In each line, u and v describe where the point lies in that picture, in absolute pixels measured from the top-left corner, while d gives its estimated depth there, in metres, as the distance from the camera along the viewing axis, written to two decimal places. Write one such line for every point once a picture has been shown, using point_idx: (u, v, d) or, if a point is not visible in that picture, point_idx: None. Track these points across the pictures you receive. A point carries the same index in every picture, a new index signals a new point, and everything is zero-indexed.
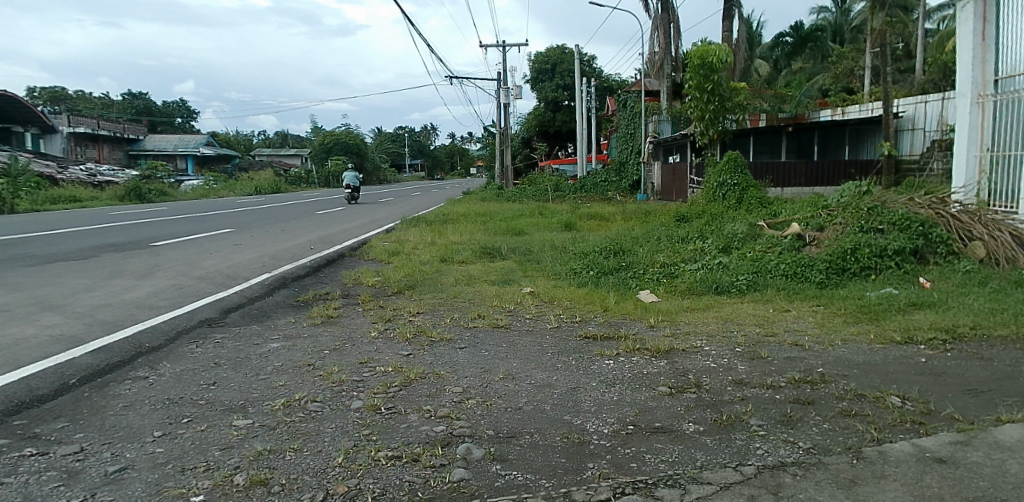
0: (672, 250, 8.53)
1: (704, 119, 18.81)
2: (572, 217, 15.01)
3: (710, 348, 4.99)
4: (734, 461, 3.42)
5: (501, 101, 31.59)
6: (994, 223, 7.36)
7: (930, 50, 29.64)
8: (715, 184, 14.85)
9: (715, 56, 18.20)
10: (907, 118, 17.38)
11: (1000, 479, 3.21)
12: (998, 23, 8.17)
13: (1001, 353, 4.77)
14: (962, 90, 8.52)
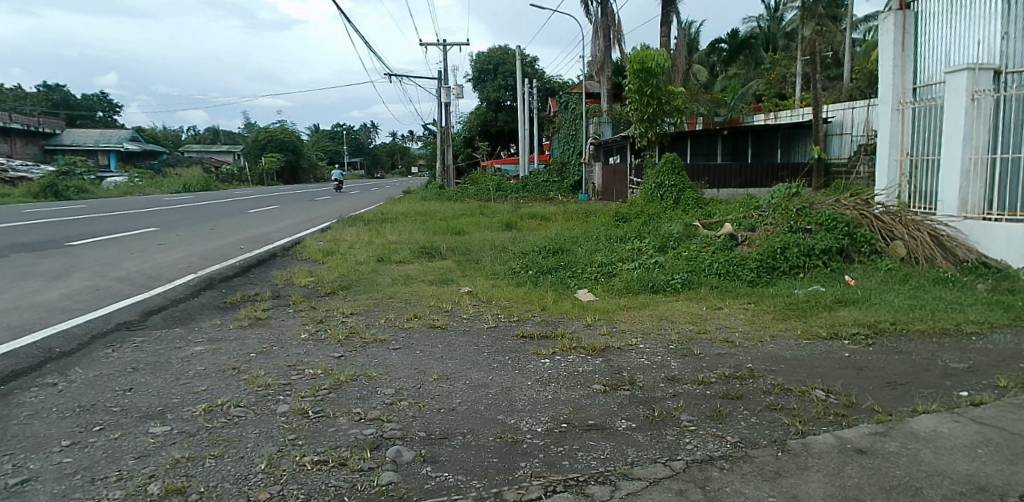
0: (610, 249, 8.64)
1: (643, 121, 19.13)
2: (513, 217, 15.05)
3: (644, 345, 5.07)
4: (664, 456, 3.47)
5: (442, 100, 31.43)
6: (913, 222, 7.68)
7: (857, 60, 31.06)
8: (653, 185, 15.16)
9: (653, 61, 18.29)
10: (835, 123, 18.12)
11: (914, 468, 3.35)
12: (916, 35, 8.55)
13: (917, 347, 5.02)
14: (884, 97, 8.81)
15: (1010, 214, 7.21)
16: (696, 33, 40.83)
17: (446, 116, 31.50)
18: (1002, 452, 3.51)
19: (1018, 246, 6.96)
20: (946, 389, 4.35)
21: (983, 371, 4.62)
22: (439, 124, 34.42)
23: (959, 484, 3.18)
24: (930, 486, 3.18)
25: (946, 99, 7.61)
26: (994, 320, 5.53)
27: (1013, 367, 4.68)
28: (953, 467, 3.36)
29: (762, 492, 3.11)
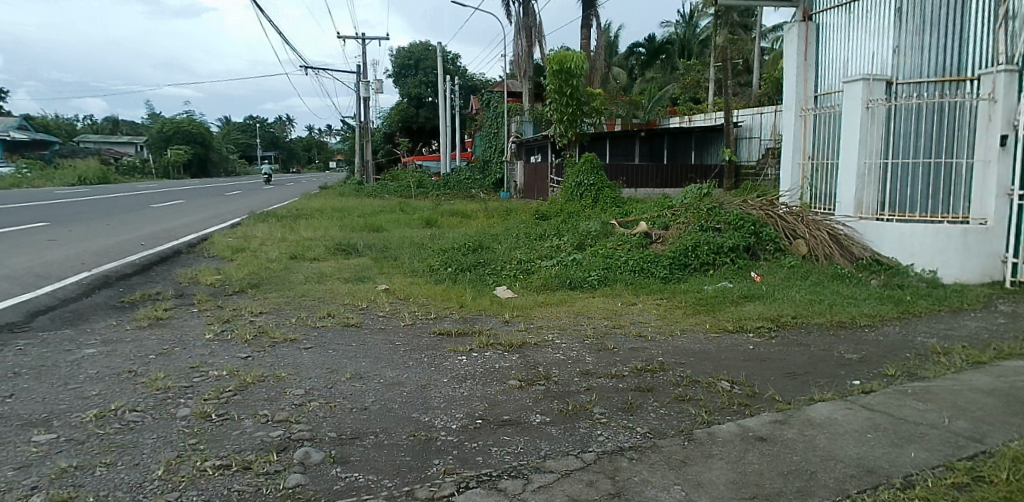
0: (530, 247, 8.76)
1: (562, 121, 19.53)
2: (432, 214, 14.96)
3: (560, 341, 5.15)
4: (576, 448, 3.54)
5: (361, 95, 30.84)
6: (813, 222, 8.17)
7: (765, 67, 32.69)
8: (573, 184, 15.43)
9: (573, 62, 19.00)
10: (745, 127, 19.14)
11: (810, 453, 3.55)
12: (817, 45, 9.10)
13: (815, 339, 5.35)
14: (788, 103, 9.35)
15: (899, 215, 7.77)
16: (616, 37, 41.87)
17: (364, 111, 30.92)
18: (888, 436, 3.78)
19: (906, 244, 7.52)
20: (840, 378, 4.65)
21: (873, 361, 4.97)
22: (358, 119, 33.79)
23: (849, 468, 3.40)
24: (823, 470, 3.38)
25: (843, 107, 8.10)
26: (883, 313, 5.95)
27: (898, 356, 5.05)
28: (844, 451, 3.59)
29: (668, 480, 3.21)
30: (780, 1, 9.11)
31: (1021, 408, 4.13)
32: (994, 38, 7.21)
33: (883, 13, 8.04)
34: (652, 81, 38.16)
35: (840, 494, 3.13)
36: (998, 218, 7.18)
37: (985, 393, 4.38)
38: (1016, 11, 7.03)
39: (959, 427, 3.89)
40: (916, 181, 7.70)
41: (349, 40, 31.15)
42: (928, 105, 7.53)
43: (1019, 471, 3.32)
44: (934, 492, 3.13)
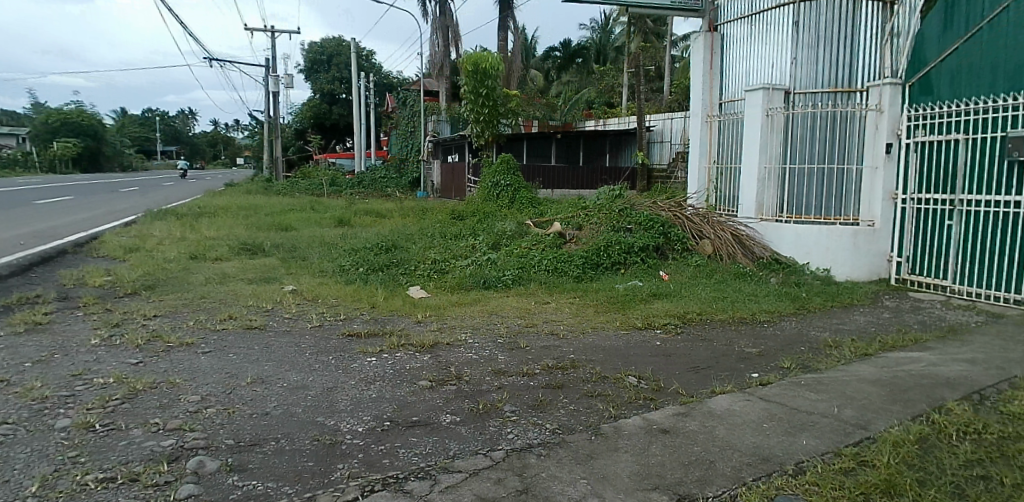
0: (444, 247, 8.77)
1: (480, 121, 19.95)
2: (344, 213, 14.66)
3: (474, 340, 5.16)
4: (485, 447, 3.55)
5: (270, 90, 29.75)
6: (718, 223, 8.62)
7: (675, 74, 33.97)
8: (490, 184, 15.51)
9: (487, 63, 19.64)
10: (656, 132, 19.78)
11: (709, 444, 3.71)
12: (721, 55, 9.53)
13: (718, 334, 5.61)
14: (694, 110, 9.75)
15: (796, 217, 8.29)
16: (533, 41, 42.44)
17: (273, 107, 29.84)
18: (783, 425, 4.00)
19: (803, 245, 8.06)
20: (740, 371, 4.89)
21: (770, 354, 5.25)
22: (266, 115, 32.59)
23: (746, 456, 3.58)
24: (722, 459, 3.54)
25: (745, 115, 8.51)
26: (781, 309, 6.32)
27: (794, 349, 5.37)
28: (742, 441, 3.78)
29: (575, 475, 3.27)
30: (686, 12, 9.51)
31: (902, 396, 4.48)
32: (880, 54, 7.92)
33: (782, 27, 8.53)
34: (568, 83, 38.80)
35: (737, 482, 3.29)
36: (883, 221, 7.69)
37: (871, 382, 4.72)
38: (900, 30, 7.79)
39: (847, 415, 4.17)
40: (811, 186, 8.24)
41: (256, 33, 29.87)
42: (822, 114, 8.05)
43: (898, 455, 3.60)
44: (822, 477, 3.35)
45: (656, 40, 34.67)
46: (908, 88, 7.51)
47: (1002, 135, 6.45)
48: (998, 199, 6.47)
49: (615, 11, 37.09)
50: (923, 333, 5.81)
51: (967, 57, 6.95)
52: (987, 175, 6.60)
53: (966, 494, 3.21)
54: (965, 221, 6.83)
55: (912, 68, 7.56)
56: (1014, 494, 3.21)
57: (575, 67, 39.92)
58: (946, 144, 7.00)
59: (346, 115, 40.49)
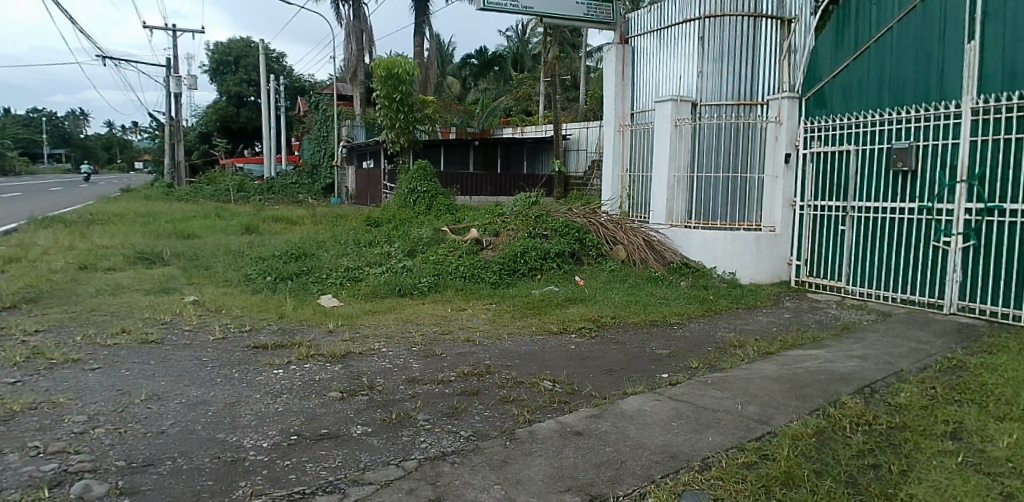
0: (358, 254, 8.63)
1: (394, 128, 19.71)
2: (252, 220, 14.13)
3: (387, 349, 5.10)
4: (397, 458, 3.50)
5: (172, 92, 28.28)
6: (631, 229, 8.90)
7: (590, 84, 34.88)
8: (406, 190, 15.37)
9: (400, 67, 19.46)
10: (574, 140, 20.39)
11: (620, 444, 3.82)
12: (633, 66, 9.88)
13: (629, 337, 5.79)
14: (608, 119, 10.05)
15: (703, 223, 8.68)
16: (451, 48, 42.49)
17: (176, 108, 28.37)
18: (690, 423, 4.17)
19: (710, 250, 8.43)
20: (651, 372, 5.06)
21: (680, 355, 5.47)
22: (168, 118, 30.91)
23: (655, 455, 3.70)
24: (632, 458, 3.65)
25: (656, 124, 8.90)
26: (690, 311, 6.59)
27: (701, 350, 5.61)
28: (651, 440, 3.90)
29: (488, 481, 3.28)
30: (599, 23, 9.78)
31: (800, 391, 4.77)
32: (780, 69, 8.48)
33: (688, 41, 8.89)
34: (486, 91, 38.97)
35: (646, 480, 3.40)
36: (783, 227, 8.17)
37: (772, 380, 4.99)
38: (797, 47, 8.40)
39: (750, 411, 4.39)
40: (717, 193, 8.66)
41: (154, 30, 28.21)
42: (726, 125, 8.52)
43: (795, 447, 3.82)
44: (726, 471, 3.50)
45: (571, 51, 35.43)
46: (805, 101, 8.09)
47: (887, 147, 7.01)
48: (885, 207, 7.03)
49: (531, 21, 37.64)
50: (820, 331, 6.20)
51: (854, 74, 7.52)
52: (874, 184, 7.14)
53: (856, 482, 3.44)
54: (856, 226, 7.36)
55: (808, 82, 8.14)
56: (899, 479, 3.47)
57: (492, 75, 40.15)
58: (839, 155, 7.55)
59: (257, 118, 38.89)
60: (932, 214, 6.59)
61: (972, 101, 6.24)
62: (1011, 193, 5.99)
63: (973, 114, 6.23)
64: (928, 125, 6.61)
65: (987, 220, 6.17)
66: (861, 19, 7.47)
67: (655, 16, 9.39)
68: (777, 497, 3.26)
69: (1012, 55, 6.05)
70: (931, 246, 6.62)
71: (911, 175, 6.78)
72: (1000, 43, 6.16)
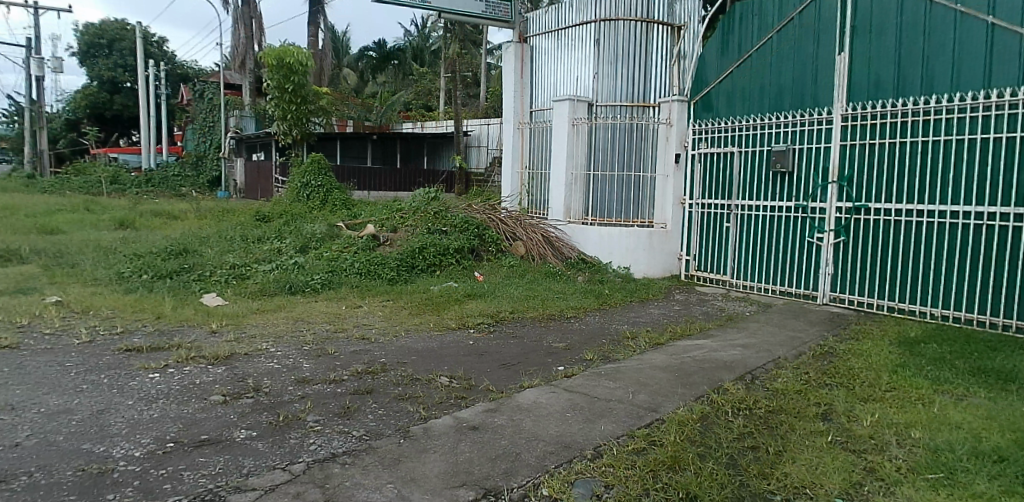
0: (245, 251, 8.28)
1: (286, 119, 18.97)
2: (126, 214, 13.17)
3: (276, 349, 4.94)
4: (284, 461, 3.37)
5: (34, 74, 25.76)
6: (530, 225, 9.08)
7: (494, 81, 35.16)
8: (299, 184, 14.95)
9: (293, 57, 18.60)
10: (475, 136, 20.66)
11: (515, 436, 3.89)
12: (531, 65, 10.04)
13: (526, 331, 5.92)
14: (507, 117, 10.14)
15: (599, 220, 9.00)
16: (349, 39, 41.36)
17: (39, 92, 25.86)
18: (584, 413, 4.31)
19: (606, 245, 8.76)
20: (548, 365, 5.17)
21: (575, 347, 5.64)
22: (29, 102, 28.11)
23: (550, 445, 3.79)
24: (527, 450, 3.72)
25: (554, 123, 9.11)
26: (587, 305, 6.82)
27: (596, 342, 5.81)
28: (546, 431, 4.00)
29: (381, 480, 3.22)
30: (497, 20, 9.84)
31: (687, 379, 5.04)
32: (670, 74, 8.87)
33: (585, 43, 9.14)
34: (385, 84, 38.33)
35: (540, 471, 3.47)
36: (673, 224, 8.60)
37: (662, 369, 5.24)
38: (685, 54, 8.82)
39: (640, 399, 4.60)
40: (613, 191, 8.99)
41: (10, 6, 25.57)
42: (620, 125, 8.86)
43: (681, 433, 4.03)
44: (617, 458, 3.65)
45: (472, 48, 35.54)
46: (693, 105, 8.54)
47: (767, 149, 7.54)
48: (765, 205, 7.57)
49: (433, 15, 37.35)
50: (705, 322, 6.59)
51: (738, 79, 8.01)
52: (756, 183, 7.66)
53: (737, 463, 3.67)
54: (740, 223, 7.88)
55: (695, 87, 8.59)
56: (775, 458, 3.73)
57: (390, 68, 39.37)
58: (724, 155, 8.04)
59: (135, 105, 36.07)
60: (806, 212, 7.17)
61: (842, 109, 6.84)
62: (873, 193, 6.61)
63: (842, 120, 6.84)
64: (803, 130, 7.19)
65: (855, 217, 6.77)
66: (744, 28, 7.94)
67: (553, 17, 9.58)
68: (664, 480, 3.41)
69: (875, 66, 6.66)
70: (806, 241, 7.20)
71: (788, 176, 7.34)
72: (865, 56, 6.76)
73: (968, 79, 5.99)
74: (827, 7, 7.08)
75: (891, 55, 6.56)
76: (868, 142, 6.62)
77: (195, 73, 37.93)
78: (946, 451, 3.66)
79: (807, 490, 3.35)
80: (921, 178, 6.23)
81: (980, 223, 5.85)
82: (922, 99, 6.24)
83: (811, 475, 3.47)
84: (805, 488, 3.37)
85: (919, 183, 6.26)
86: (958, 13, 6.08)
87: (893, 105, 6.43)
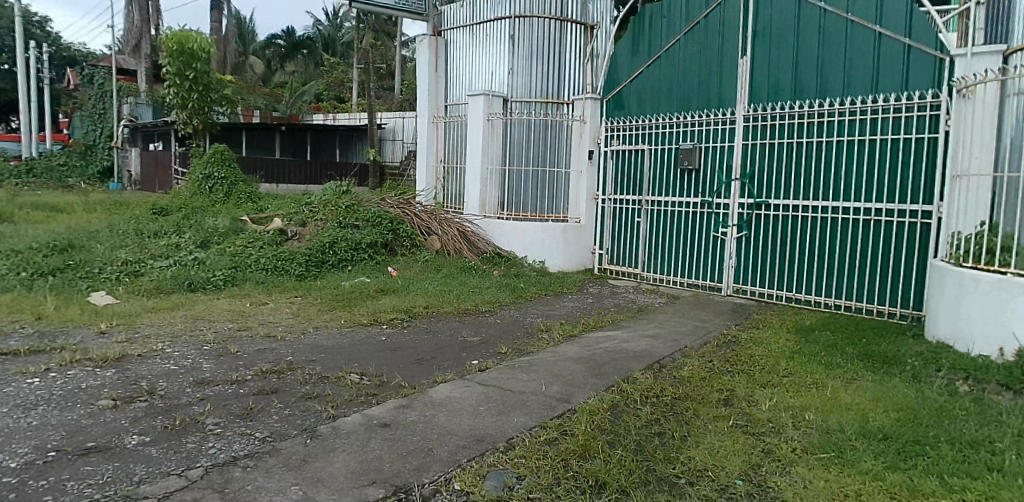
0: (140, 246, 7.88)
1: (186, 108, 18.09)
2: (2, 207, 12.15)
3: (173, 350, 4.74)
4: (180, 467, 3.23)
5: None
6: (445, 220, 9.07)
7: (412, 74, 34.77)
8: (200, 176, 14.39)
9: (195, 43, 18.11)
10: (389, 129, 20.30)
11: (427, 432, 3.89)
12: (445, 59, 9.94)
13: (441, 325, 5.93)
14: (421, 110, 10.05)
15: (514, 215, 9.10)
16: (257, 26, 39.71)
17: None
18: (497, 406, 4.37)
19: (521, 240, 8.85)
20: (462, 359, 5.20)
21: (490, 341, 5.70)
22: None
23: (462, 439, 3.81)
24: (439, 445, 3.72)
25: (469, 117, 9.13)
26: (502, 299, 6.91)
27: (510, 335, 5.89)
28: (459, 425, 4.02)
29: (285, 482, 3.13)
30: (409, 13, 9.73)
31: (599, 370, 5.19)
32: (583, 72, 9.08)
33: (500, 38, 9.16)
34: (295, 73, 37.20)
35: (452, 465, 3.49)
36: (587, 218, 8.81)
37: (574, 360, 5.38)
38: (598, 52, 9.04)
39: (553, 390, 4.71)
40: (529, 186, 9.10)
41: None
42: (536, 121, 8.96)
43: (591, 422, 4.15)
44: (529, 450, 3.71)
45: (385, 38, 34.94)
46: (605, 104, 8.76)
47: (675, 147, 7.83)
48: (673, 201, 7.86)
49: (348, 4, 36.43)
50: (617, 314, 6.81)
51: (648, 79, 8.28)
52: (664, 180, 7.96)
53: (644, 449, 3.82)
54: (651, 218, 8.16)
55: (607, 85, 8.77)
56: (679, 443, 3.91)
57: (300, 56, 38.06)
58: (635, 153, 8.30)
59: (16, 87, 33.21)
60: (712, 208, 7.50)
61: (745, 109, 7.19)
62: (773, 190, 7.01)
63: (745, 120, 7.20)
64: (708, 129, 7.52)
65: (756, 212, 7.17)
66: (654, 29, 8.19)
67: (468, 11, 9.56)
68: (575, 469, 3.50)
69: (775, 70, 7.04)
70: (712, 235, 7.54)
71: (695, 173, 7.66)
72: (767, 60, 7.12)
73: (857, 85, 6.46)
74: (731, 12, 7.41)
75: (789, 60, 6.94)
76: (768, 142, 7.01)
77: (82, 55, 35.38)
78: (836, 431, 3.92)
79: (709, 473, 3.51)
80: (817, 177, 6.67)
81: (868, 218, 6.32)
82: (817, 102, 6.66)
83: (713, 459, 3.65)
84: (708, 470, 3.53)
85: (814, 181, 6.69)
86: (850, 21, 6.50)
87: (791, 107, 6.83)
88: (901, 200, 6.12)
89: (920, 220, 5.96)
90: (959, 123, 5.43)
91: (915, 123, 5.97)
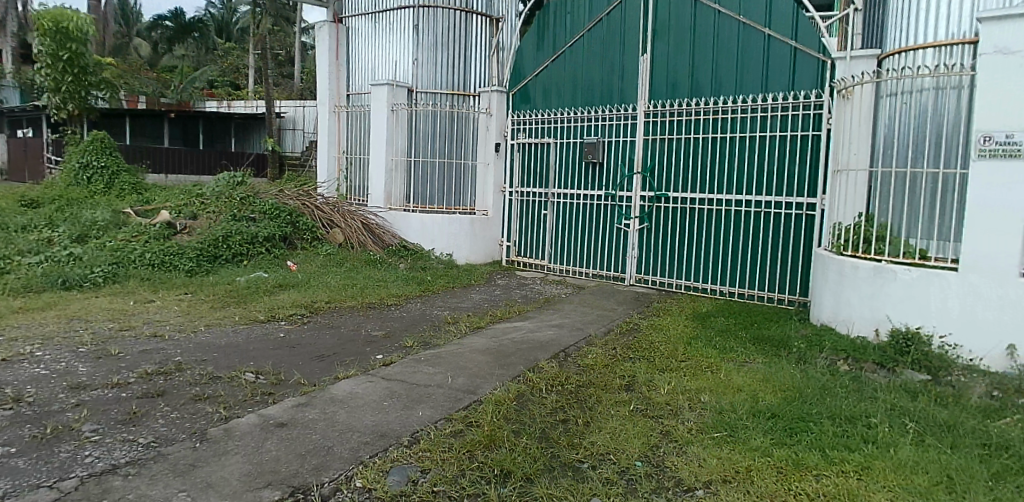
0: (5, 240, 7.26)
1: (60, 91, 16.64)
2: None
3: (43, 353, 4.45)
4: (51, 478, 3.02)
5: None
6: (349, 213, 8.92)
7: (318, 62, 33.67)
8: (76, 165, 13.39)
9: (70, 21, 16.55)
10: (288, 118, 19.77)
11: (328, 429, 3.82)
12: (347, 48, 9.73)
13: (344, 320, 5.83)
14: (322, 99, 9.79)
15: (421, 207, 9.05)
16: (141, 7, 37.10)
17: None
18: (401, 400, 4.36)
19: (428, 232, 8.81)
20: (366, 354, 5.14)
21: (395, 334, 5.66)
22: None
23: (365, 436, 3.78)
24: (340, 443, 3.67)
25: (372, 107, 8.98)
26: (408, 292, 6.87)
27: (417, 328, 5.87)
28: (361, 421, 3.98)
29: (171, 489, 3.00)
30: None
31: (505, 361, 5.27)
32: (488, 65, 9.09)
33: (404, 27, 9.01)
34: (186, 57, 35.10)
35: (354, 462, 3.45)
36: (495, 210, 8.88)
37: (481, 351, 5.44)
38: (504, 45, 9.09)
39: (459, 382, 4.75)
40: (436, 177, 9.07)
41: None
42: (444, 112, 8.93)
43: (496, 412, 4.22)
44: (433, 442, 3.73)
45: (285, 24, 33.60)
46: (512, 97, 8.87)
47: (581, 141, 8.03)
48: (579, 193, 8.06)
49: None
50: (525, 305, 6.92)
51: (555, 73, 8.42)
52: (570, 173, 8.15)
53: (547, 436, 3.93)
54: (557, 210, 8.34)
55: (514, 78, 8.91)
56: (582, 429, 4.04)
57: (193, 40, 35.90)
58: (542, 146, 8.44)
59: None
60: (615, 200, 7.75)
61: (645, 106, 7.47)
62: (670, 184, 7.33)
63: (646, 116, 7.47)
64: (612, 124, 7.77)
65: (655, 205, 7.46)
66: (558, 25, 8.35)
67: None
68: (479, 459, 3.55)
69: (674, 68, 7.33)
70: (616, 227, 7.79)
71: (598, 166, 7.89)
72: (665, 58, 7.40)
73: (748, 84, 6.85)
74: (631, 11, 7.64)
75: (686, 58, 7.25)
76: (666, 137, 7.32)
77: None
78: (728, 412, 4.17)
79: (610, 456, 3.65)
80: (711, 171, 7.04)
81: (758, 210, 6.74)
82: (711, 100, 7.00)
83: (613, 443, 3.79)
84: (609, 453, 3.68)
85: (709, 175, 7.05)
86: (741, 24, 6.87)
87: (687, 104, 7.16)
88: (788, 193, 6.56)
89: (804, 211, 6.41)
90: (839, 122, 5.85)
91: (800, 121, 6.41)
